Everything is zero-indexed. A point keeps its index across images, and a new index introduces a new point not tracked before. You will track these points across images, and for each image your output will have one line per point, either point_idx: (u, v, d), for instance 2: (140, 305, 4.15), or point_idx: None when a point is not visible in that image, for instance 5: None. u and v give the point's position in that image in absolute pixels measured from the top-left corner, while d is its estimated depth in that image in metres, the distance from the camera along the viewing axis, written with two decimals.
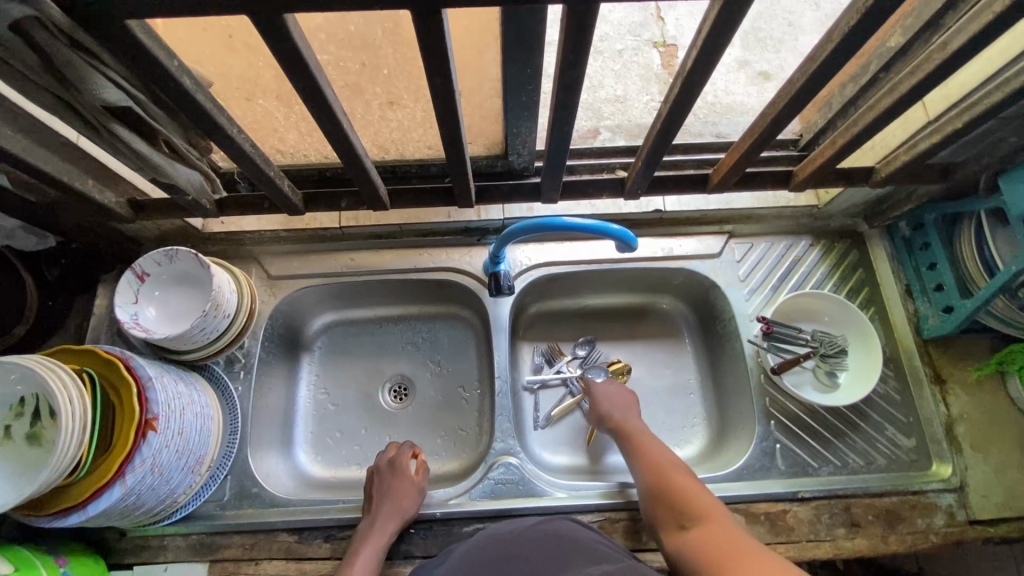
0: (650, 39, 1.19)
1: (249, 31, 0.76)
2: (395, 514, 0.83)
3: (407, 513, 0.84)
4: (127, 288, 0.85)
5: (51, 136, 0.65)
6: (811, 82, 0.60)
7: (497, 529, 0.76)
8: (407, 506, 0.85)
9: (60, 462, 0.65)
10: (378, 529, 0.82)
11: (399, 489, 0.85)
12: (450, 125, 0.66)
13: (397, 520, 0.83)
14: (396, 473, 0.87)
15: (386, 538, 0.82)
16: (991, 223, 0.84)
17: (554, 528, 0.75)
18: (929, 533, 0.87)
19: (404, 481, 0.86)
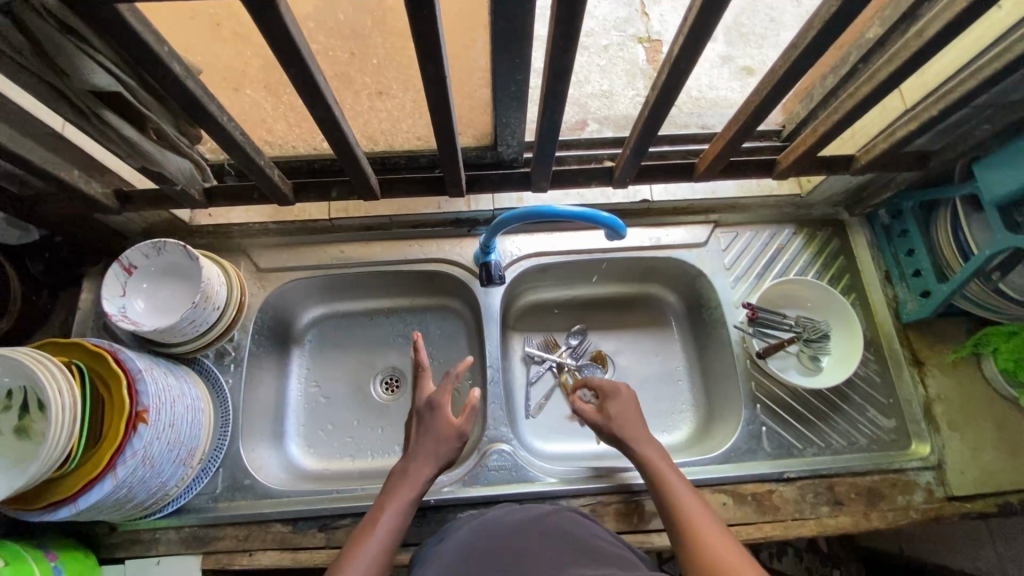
0: (635, 35, 1.21)
1: (238, 19, 0.78)
2: (430, 457, 0.80)
3: (443, 457, 0.81)
4: (114, 281, 0.84)
5: (35, 123, 0.64)
6: (793, 68, 0.62)
7: (507, 513, 0.72)
8: (444, 449, 0.81)
9: (49, 454, 0.65)
10: (411, 474, 0.79)
11: (435, 431, 0.82)
12: (441, 111, 0.67)
13: (433, 463, 0.80)
14: (436, 415, 0.84)
15: (419, 483, 0.78)
16: (966, 208, 0.86)
17: (562, 516, 0.73)
18: (909, 509, 0.90)
19: (441, 423, 0.83)
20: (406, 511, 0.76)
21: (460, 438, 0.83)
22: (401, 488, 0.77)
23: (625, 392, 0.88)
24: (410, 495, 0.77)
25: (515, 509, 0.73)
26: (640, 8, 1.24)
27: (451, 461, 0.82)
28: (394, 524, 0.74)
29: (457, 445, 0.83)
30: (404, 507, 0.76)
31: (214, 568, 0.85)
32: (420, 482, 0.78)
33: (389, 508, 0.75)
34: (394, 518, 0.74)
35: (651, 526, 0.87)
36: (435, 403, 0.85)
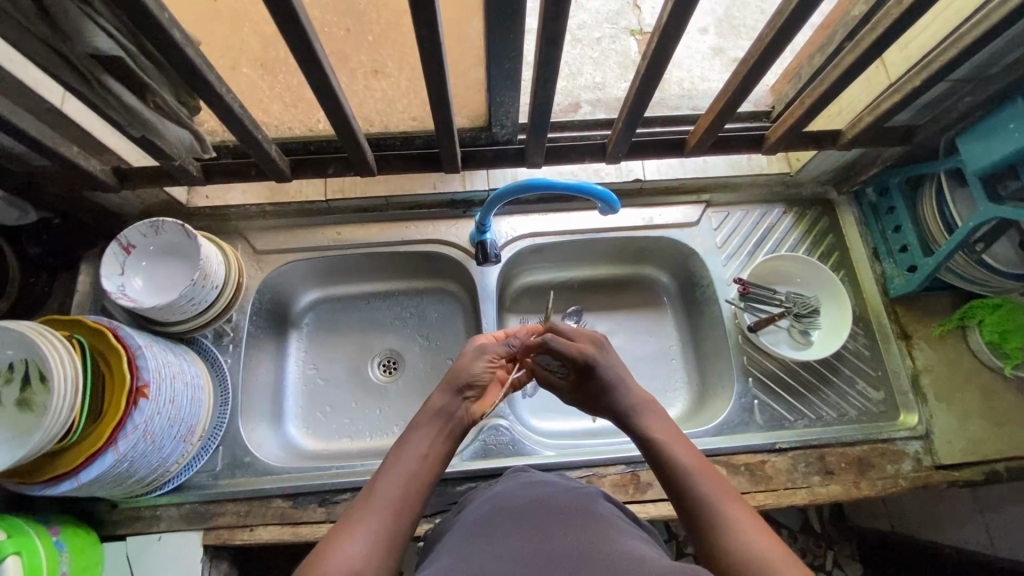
0: (627, 27, 1.23)
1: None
2: (452, 376, 0.77)
3: (463, 370, 0.77)
4: (113, 260, 0.85)
5: (34, 95, 0.65)
6: (780, 35, 0.64)
7: (527, 488, 0.68)
8: (468, 363, 0.78)
9: (52, 425, 0.66)
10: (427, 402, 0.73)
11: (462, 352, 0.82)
12: (436, 80, 0.68)
13: (450, 385, 0.75)
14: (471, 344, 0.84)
15: (436, 407, 0.72)
16: (951, 182, 0.88)
17: (578, 495, 0.65)
18: (898, 478, 0.92)
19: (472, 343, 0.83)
20: (427, 440, 0.68)
21: (482, 356, 0.80)
22: (420, 419, 0.71)
23: (594, 358, 0.78)
24: (425, 420, 0.70)
25: (536, 483, 0.70)
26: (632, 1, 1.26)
27: (479, 377, 0.78)
28: (410, 455, 0.65)
29: (484, 360, 0.79)
30: (420, 432, 0.69)
31: (214, 543, 0.85)
32: (437, 408, 0.72)
33: (404, 442, 0.67)
34: (407, 449, 0.66)
35: (647, 496, 0.88)
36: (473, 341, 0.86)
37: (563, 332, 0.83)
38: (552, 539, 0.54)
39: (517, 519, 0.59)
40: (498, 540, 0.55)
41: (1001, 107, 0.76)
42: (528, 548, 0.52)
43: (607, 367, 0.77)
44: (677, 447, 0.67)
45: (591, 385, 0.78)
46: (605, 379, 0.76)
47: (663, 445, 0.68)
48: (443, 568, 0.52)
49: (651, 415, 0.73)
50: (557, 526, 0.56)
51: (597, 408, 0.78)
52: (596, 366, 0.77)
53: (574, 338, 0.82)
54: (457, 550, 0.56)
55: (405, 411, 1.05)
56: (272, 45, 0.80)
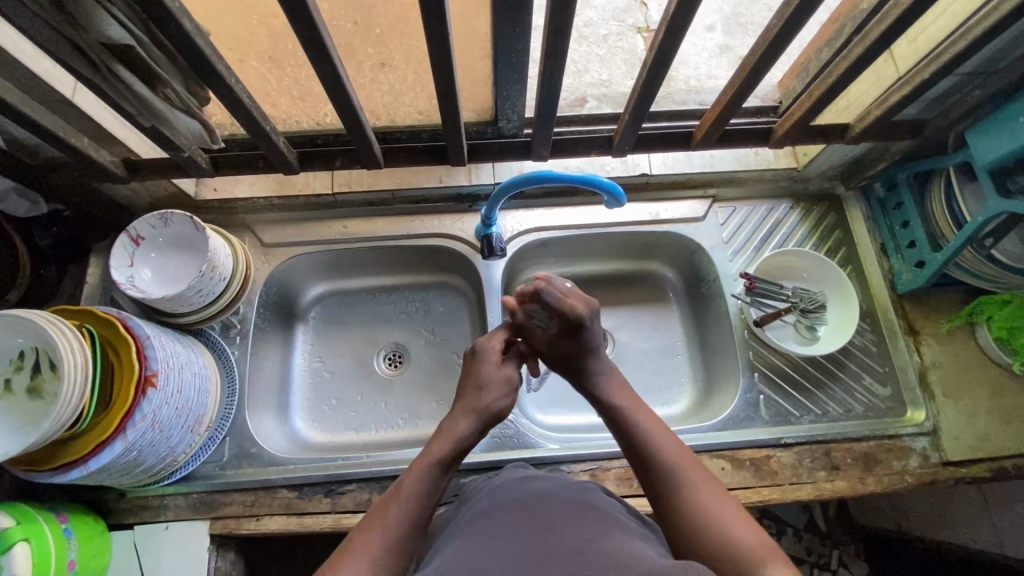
0: (634, 24, 1.23)
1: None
2: (481, 411, 0.73)
3: (490, 408, 0.75)
4: (123, 251, 0.86)
5: (45, 86, 0.66)
6: (788, 23, 0.63)
7: (528, 484, 0.68)
8: (497, 397, 0.76)
9: (63, 412, 0.66)
10: (449, 429, 0.70)
11: (484, 378, 0.77)
12: (442, 71, 0.68)
13: (475, 415, 0.73)
14: (484, 360, 0.80)
15: (458, 440, 0.69)
16: (960, 178, 0.87)
17: (578, 491, 0.66)
18: (905, 474, 0.91)
19: (489, 370, 0.78)
20: (441, 477, 0.66)
21: (508, 384, 0.78)
22: (444, 446, 0.69)
23: (586, 321, 0.79)
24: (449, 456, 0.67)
25: (538, 478, 0.69)
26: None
27: (505, 412, 0.77)
28: (425, 488, 0.63)
29: (508, 392, 0.77)
30: (438, 465, 0.66)
31: (221, 533, 0.86)
32: (458, 440, 0.69)
33: (417, 469, 0.65)
34: (424, 482, 0.63)
35: None
36: (477, 349, 0.81)
37: (557, 284, 0.81)
38: (551, 535, 0.54)
39: (517, 513, 0.59)
40: (498, 531, 0.56)
41: (1011, 99, 0.75)
42: (531, 543, 0.52)
43: (593, 331, 0.80)
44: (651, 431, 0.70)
45: (569, 346, 0.80)
46: (592, 344, 0.80)
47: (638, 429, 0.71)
48: (444, 561, 0.52)
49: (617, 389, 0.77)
50: (557, 522, 0.56)
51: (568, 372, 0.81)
52: (587, 329, 0.79)
53: (565, 300, 0.79)
54: (459, 544, 0.56)
55: (411, 404, 1.05)
56: (281, 37, 0.80)
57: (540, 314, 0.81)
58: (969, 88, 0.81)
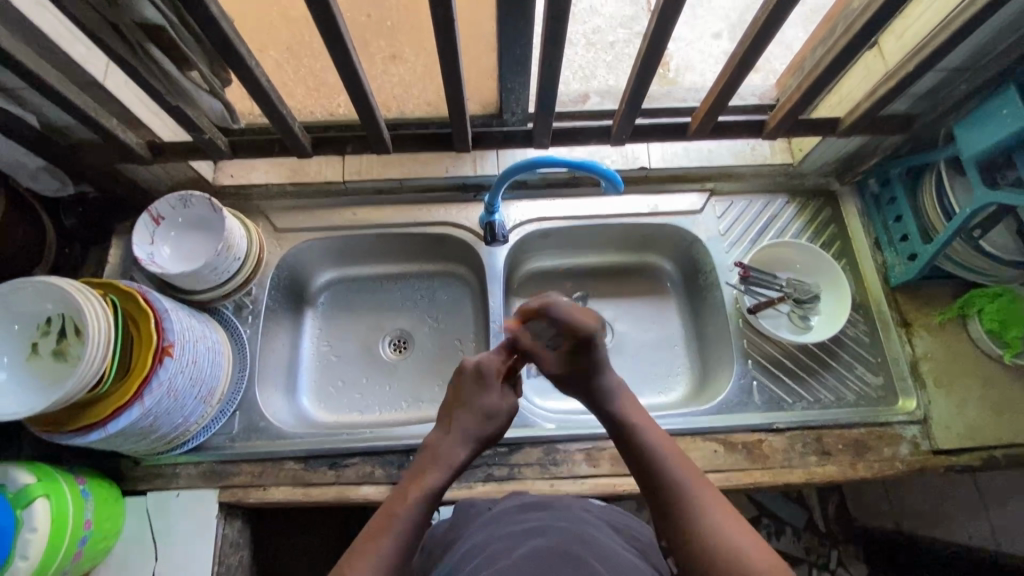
0: (641, 31, 1.27)
1: None
2: (468, 439, 0.74)
3: (484, 435, 0.76)
4: (144, 230, 0.91)
5: (79, 69, 0.71)
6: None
7: (525, 514, 0.72)
8: (484, 427, 0.76)
9: (85, 372, 0.70)
10: (441, 459, 0.72)
11: (481, 406, 0.77)
12: (449, 60, 0.72)
13: (469, 443, 0.74)
14: (479, 384, 0.78)
15: (449, 470, 0.71)
16: (950, 172, 0.90)
17: (580, 520, 0.71)
18: (895, 461, 0.93)
19: (477, 402, 0.77)
20: (432, 506, 0.67)
21: (507, 413, 0.78)
22: (431, 473, 0.70)
23: (596, 336, 0.77)
24: (440, 487, 0.68)
25: (535, 509, 0.73)
26: (646, 6, 1.30)
27: (491, 440, 0.78)
28: (415, 517, 0.64)
29: (506, 421, 0.79)
30: (426, 496, 0.66)
31: (229, 501, 0.90)
32: (449, 469, 0.71)
33: (409, 497, 0.66)
34: (411, 512, 0.64)
35: None
36: (463, 369, 0.80)
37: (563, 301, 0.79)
38: (552, 563, 0.57)
39: (520, 540, 0.64)
40: (500, 561, 0.58)
41: (995, 95, 0.78)
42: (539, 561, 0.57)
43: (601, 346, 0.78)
44: (672, 462, 0.69)
45: (579, 363, 0.78)
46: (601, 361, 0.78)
47: (658, 461, 0.70)
48: None
49: (634, 408, 0.77)
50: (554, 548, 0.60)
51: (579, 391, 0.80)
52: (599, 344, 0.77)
53: (572, 312, 0.78)
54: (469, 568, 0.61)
55: (414, 387, 1.09)
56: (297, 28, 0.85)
57: (542, 328, 0.82)
58: (955, 82, 0.84)
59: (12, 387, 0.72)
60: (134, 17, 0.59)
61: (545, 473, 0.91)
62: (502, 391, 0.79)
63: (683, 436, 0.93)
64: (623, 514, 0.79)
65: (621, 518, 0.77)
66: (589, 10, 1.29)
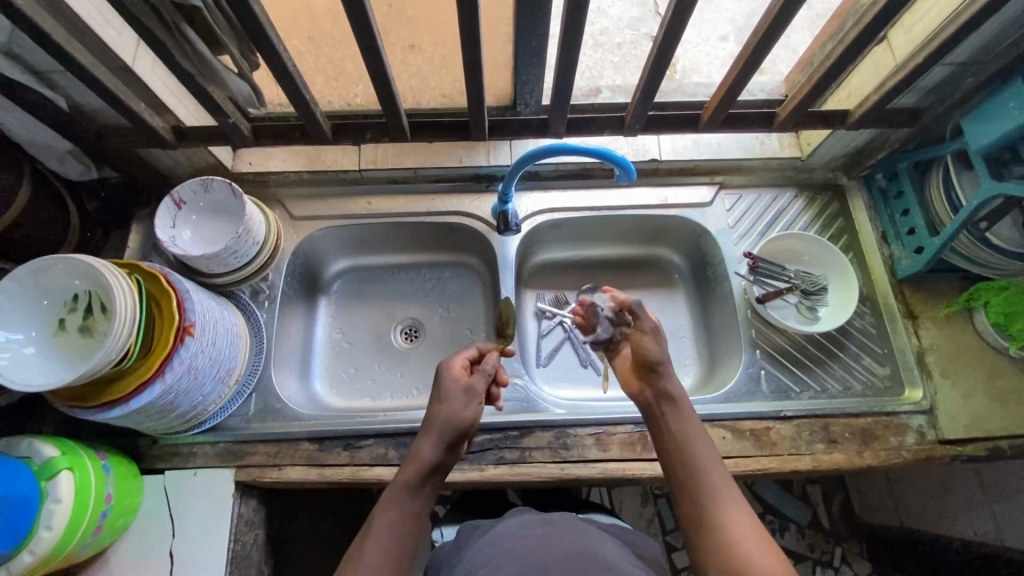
0: (648, 33, 1.30)
1: None
2: (442, 429, 0.73)
3: (451, 422, 0.74)
4: (166, 214, 0.93)
5: (111, 52, 0.74)
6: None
7: (533, 527, 0.79)
8: (459, 411, 0.75)
9: (112, 347, 0.72)
10: (417, 451, 0.73)
11: (444, 394, 0.77)
12: (470, 49, 0.75)
13: (438, 433, 0.74)
14: (444, 376, 0.79)
15: (425, 460, 0.72)
16: (957, 166, 0.91)
17: (582, 533, 0.78)
18: (901, 450, 0.94)
19: (451, 384, 0.77)
20: (412, 501, 0.70)
21: (468, 394, 0.76)
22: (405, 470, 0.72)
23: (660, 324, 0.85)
24: (415, 482, 0.70)
25: (541, 522, 0.81)
26: (653, 9, 1.33)
27: (471, 425, 0.76)
28: (396, 517, 0.68)
29: (472, 402, 0.76)
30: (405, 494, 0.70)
31: (245, 480, 0.91)
32: (427, 459, 0.72)
33: (390, 498, 0.70)
34: (392, 512, 0.68)
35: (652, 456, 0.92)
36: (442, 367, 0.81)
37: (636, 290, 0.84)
38: None
39: (528, 553, 0.71)
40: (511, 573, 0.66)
41: (1002, 89, 0.79)
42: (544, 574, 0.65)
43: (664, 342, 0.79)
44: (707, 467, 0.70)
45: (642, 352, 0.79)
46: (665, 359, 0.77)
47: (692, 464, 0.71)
48: None
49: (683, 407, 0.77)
50: (556, 572, 0.67)
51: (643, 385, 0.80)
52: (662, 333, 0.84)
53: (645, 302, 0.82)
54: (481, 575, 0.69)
55: (426, 375, 1.10)
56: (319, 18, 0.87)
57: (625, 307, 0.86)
58: (965, 76, 0.85)
59: (39, 361, 0.74)
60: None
61: (556, 457, 0.93)
62: (478, 371, 0.79)
63: None
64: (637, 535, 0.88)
65: (635, 538, 0.86)
66: (597, 12, 1.31)
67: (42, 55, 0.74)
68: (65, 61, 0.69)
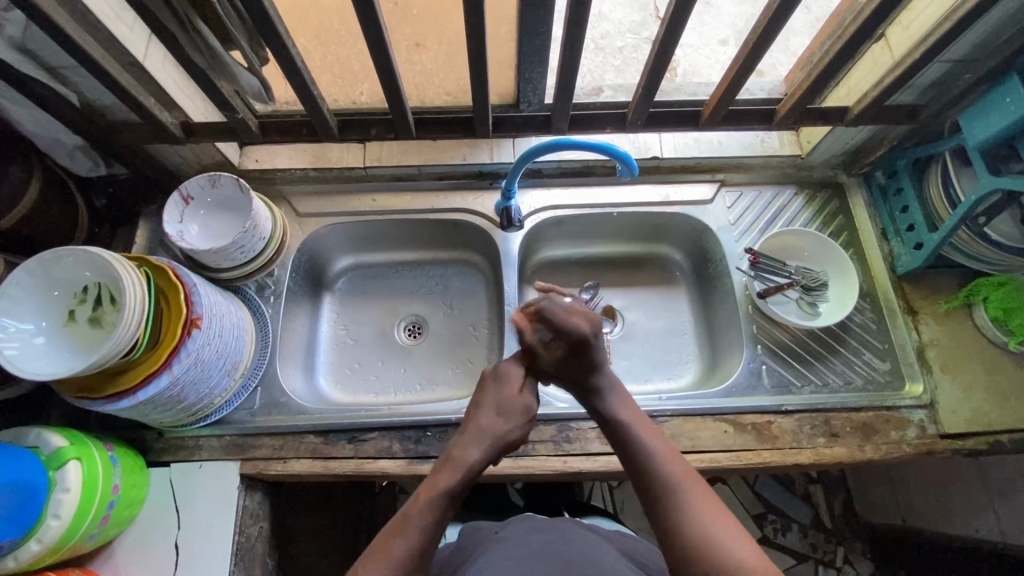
0: (649, 36, 1.31)
1: None
2: (491, 443, 0.73)
3: (501, 439, 0.74)
4: (174, 209, 0.94)
5: (123, 48, 0.75)
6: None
7: (533, 535, 0.79)
8: (510, 427, 0.74)
9: (121, 338, 0.72)
10: (460, 458, 0.70)
11: (501, 405, 0.75)
12: (475, 46, 0.76)
13: (486, 445, 0.72)
14: (501, 384, 0.78)
15: (468, 469, 0.70)
16: (956, 162, 0.92)
17: (581, 540, 0.79)
18: (902, 444, 0.94)
19: (508, 395, 0.76)
20: (447, 508, 0.67)
21: (524, 414, 0.76)
22: (443, 473, 0.70)
23: (591, 339, 0.75)
24: (456, 490, 0.68)
25: (540, 530, 0.81)
26: (654, 13, 1.35)
27: (514, 441, 0.76)
28: (430, 522, 0.66)
29: (522, 422, 0.76)
30: (441, 501, 0.67)
31: (250, 473, 0.92)
32: (470, 469, 0.70)
33: (425, 500, 0.67)
34: (427, 517, 0.66)
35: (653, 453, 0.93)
36: (498, 372, 0.79)
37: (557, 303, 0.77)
38: None
39: (529, 565, 0.71)
40: None
41: (999, 84, 0.81)
42: None
43: (598, 349, 0.77)
44: (661, 458, 0.70)
45: (576, 365, 0.77)
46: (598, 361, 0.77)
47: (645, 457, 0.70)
48: None
49: (629, 409, 0.77)
50: None
51: (576, 388, 0.79)
52: (591, 348, 0.75)
53: (568, 316, 0.75)
54: None
55: (429, 370, 1.11)
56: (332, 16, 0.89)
57: (544, 331, 0.78)
58: (962, 73, 0.87)
59: (49, 351, 0.75)
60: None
61: (558, 450, 0.93)
62: (528, 389, 0.79)
63: (694, 416, 0.96)
64: (633, 540, 0.87)
65: (634, 545, 0.84)
66: (598, 16, 1.33)
67: (56, 51, 0.76)
68: (78, 56, 0.70)
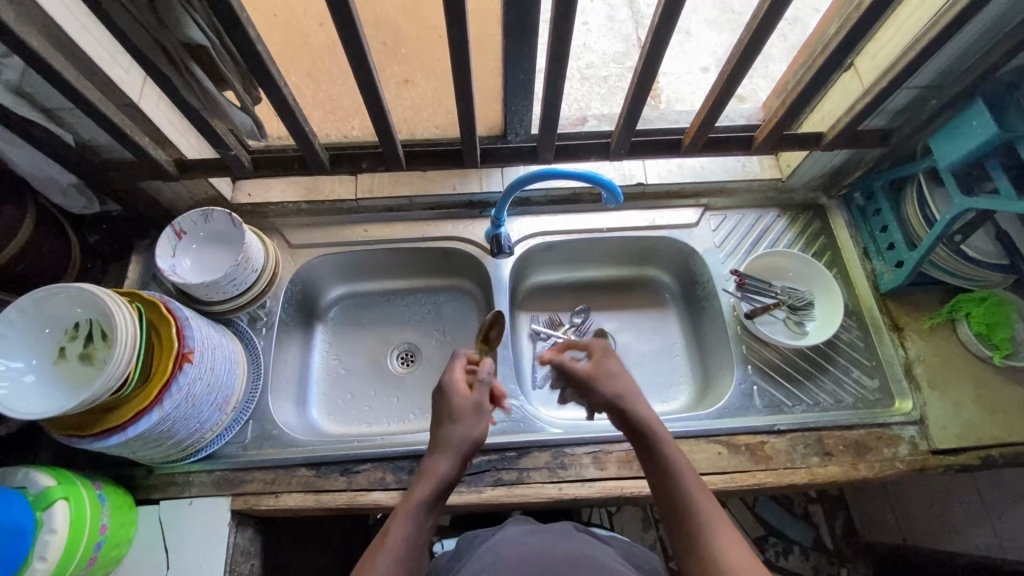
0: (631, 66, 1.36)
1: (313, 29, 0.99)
2: (455, 446, 0.70)
3: (465, 441, 0.71)
4: (167, 244, 0.96)
5: (119, 90, 0.78)
6: (761, 27, 0.74)
7: (530, 535, 0.79)
8: (471, 427, 0.72)
9: (112, 375, 0.72)
10: (431, 469, 0.69)
11: (455, 407, 0.74)
12: (462, 82, 0.79)
13: (453, 451, 0.71)
14: (452, 390, 0.75)
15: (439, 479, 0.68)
16: (929, 183, 0.95)
17: (578, 540, 0.79)
18: (895, 461, 0.95)
19: (460, 398, 0.74)
20: (424, 521, 0.66)
21: (479, 413, 0.73)
22: (418, 485, 0.69)
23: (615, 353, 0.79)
24: (429, 501, 0.67)
25: (538, 530, 0.81)
26: (636, 43, 1.40)
27: (481, 440, 0.73)
28: (410, 534, 0.65)
29: (482, 420, 0.73)
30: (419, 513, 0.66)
31: (242, 509, 0.91)
32: (441, 476, 0.69)
33: (401, 517, 0.66)
34: (407, 530, 0.65)
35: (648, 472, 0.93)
36: (443, 382, 0.77)
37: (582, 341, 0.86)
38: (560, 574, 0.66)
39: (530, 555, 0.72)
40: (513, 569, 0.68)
41: (965, 108, 0.84)
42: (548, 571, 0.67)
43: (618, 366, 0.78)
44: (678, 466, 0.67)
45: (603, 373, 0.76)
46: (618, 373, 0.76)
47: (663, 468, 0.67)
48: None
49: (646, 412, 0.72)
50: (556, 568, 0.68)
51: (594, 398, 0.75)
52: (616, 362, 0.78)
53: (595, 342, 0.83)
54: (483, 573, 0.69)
55: (422, 399, 1.11)
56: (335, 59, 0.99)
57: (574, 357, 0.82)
58: (928, 99, 0.91)
59: (39, 389, 0.75)
60: (181, 35, 0.69)
61: (553, 477, 0.93)
62: (481, 389, 0.76)
63: (686, 439, 0.96)
64: (635, 546, 0.87)
65: (630, 548, 0.85)
66: (582, 48, 1.38)
67: (54, 95, 0.78)
68: (76, 99, 0.72)
